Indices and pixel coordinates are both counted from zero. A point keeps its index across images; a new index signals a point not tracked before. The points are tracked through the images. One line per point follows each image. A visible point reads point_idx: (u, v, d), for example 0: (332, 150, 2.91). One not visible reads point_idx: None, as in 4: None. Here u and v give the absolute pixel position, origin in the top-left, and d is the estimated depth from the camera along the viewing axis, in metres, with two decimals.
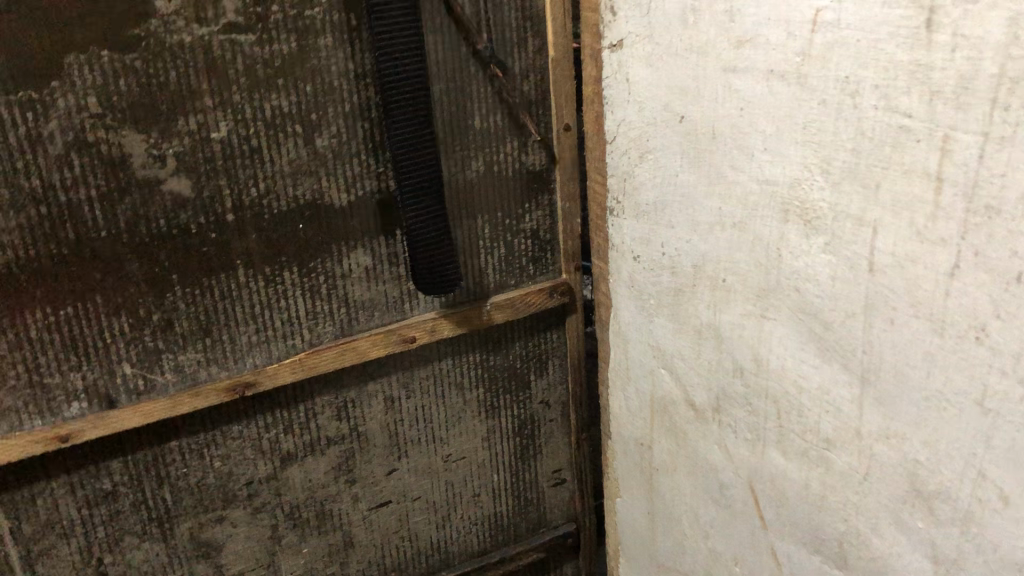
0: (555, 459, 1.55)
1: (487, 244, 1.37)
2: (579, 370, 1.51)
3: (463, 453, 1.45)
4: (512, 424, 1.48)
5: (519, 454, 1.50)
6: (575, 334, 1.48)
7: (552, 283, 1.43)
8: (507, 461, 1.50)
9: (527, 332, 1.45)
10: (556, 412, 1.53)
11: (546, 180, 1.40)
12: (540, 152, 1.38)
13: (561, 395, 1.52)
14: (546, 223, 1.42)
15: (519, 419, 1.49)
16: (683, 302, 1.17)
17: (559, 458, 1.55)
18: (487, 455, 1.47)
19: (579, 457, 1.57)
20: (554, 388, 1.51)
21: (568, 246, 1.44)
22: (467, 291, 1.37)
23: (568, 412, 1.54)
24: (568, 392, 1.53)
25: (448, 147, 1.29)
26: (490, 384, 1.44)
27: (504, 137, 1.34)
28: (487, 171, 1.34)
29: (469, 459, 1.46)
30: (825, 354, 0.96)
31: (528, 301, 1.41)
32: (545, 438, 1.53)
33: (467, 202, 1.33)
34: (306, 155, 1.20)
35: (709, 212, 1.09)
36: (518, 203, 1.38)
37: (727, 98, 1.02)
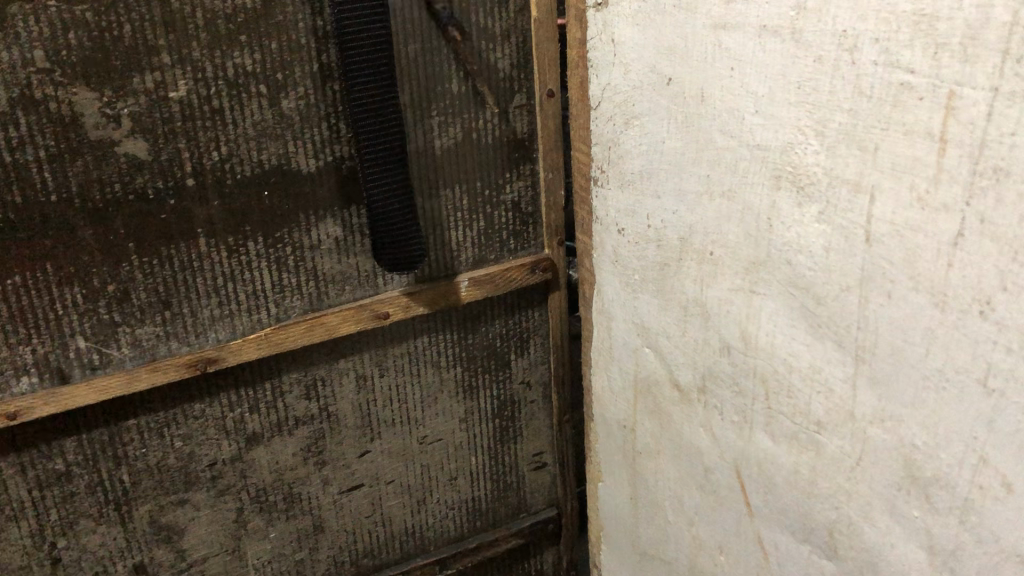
0: (536, 442, 1.49)
1: (465, 216, 1.30)
2: (562, 350, 1.45)
3: (439, 435, 1.39)
4: (491, 407, 1.42)
5: (499, 437, 1.44)
6: (557, 313, 1.42)
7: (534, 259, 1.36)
8: (485, 444, 1.43)
9: (508, 309, 1.38)
10: (538, 394, 1.47)
11: (529, 149, 1.34)
12: (522, 120, 1.32)
13: (543, 376, 1.46)
14: (528, 195, 1.36)
15: (499, 400, 1.42)
16: (669, 277, 1.11)
17: (541, 441, 1.49)
18: (465, 437, 1.41)
19: (561, 440, 1.51)
20: (535, 368, 1.45)
21: (551, 220, 1.37)
22: (443, 265, 1.31)
23: (549, 394, 1.48)
24: (550, 373, 1.46)
25: (423, 112, 1.22)
26: (467, 365, 1.38)
27: (484, 103, 1.27)
28: (464, 139, 1.27)
29: (445, 442, 1.40)
30: (818, 330, 0.90)
31: (508, 277, 1.34)
32: (526, 421, 1.46)
33: (443, 171, 1.27)
34: (271, 118, 1.13)
35: (697, 181, 1.03)
36: (498, 173, 1.31)
37: (717, 57, 0.95)
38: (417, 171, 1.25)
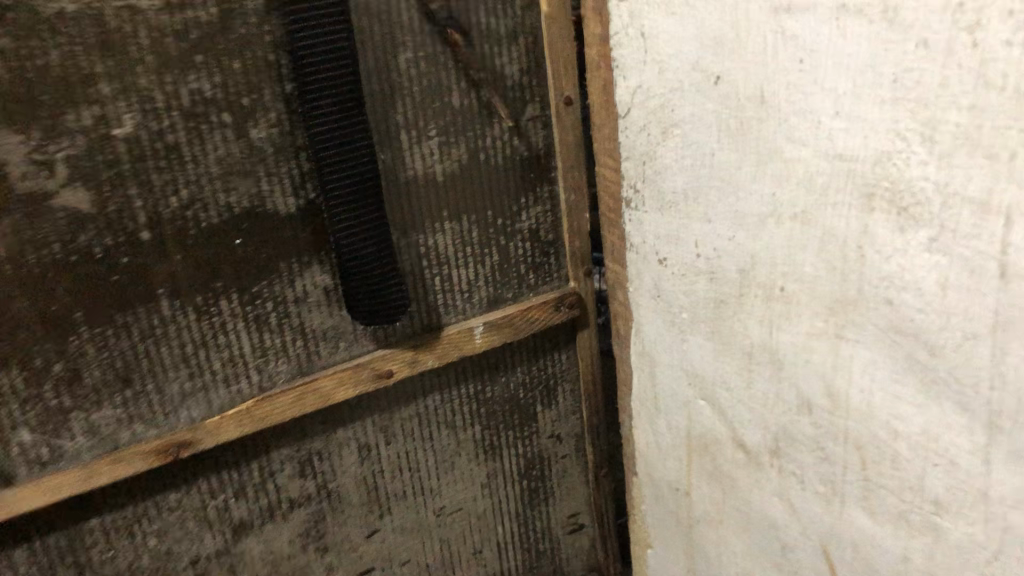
0: (571, 502, 1.30)
1: (475, 251, 1.12)
2: (595, 395, 1.27)
3: (459, 504, 1.20)
4: (516, 466, 1.24)
5: (527, 500, 1.26)
6: (587, 354, 1.24)
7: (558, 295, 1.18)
8: (512, 509, 1.25)
9: (530, 354, 1.20)
10: (570, 448, 1.28)
11: (546, 168, 1.15)
12: (536, 136, 1.13)
13: (575, 427, 1.28)
14: (547, 221, 1.17)
15: (526, 459, 1.24)
16: (726, 317, 0.92)
17: (577, 501, 1.31)
18: (488, 505, 1.23)
19: (599, 498, 1.32)
20: (565, 420, 1.27)
21: (576, 248, 1.19)
22: (453, 308, 1.13)
23: (584, 447, 1.29)
24: (582, 424, 1.28)
25: (421, 133, 1.04)
26: (486, 421, 1.19)
27: (491, 117, 1.09)
28: (470, 161, 1.09)
29: (466, 512, 1.21)
30: (931, 389, 0.71)
31: (529, 318, 1.16)
32: (558, 479, 1.28)
33: (448, 200, 1.08)
34: (239, 151, 0.95)
35: (759, 201, 0.84)
36: (511, 198, 1.13)
37: (781, 47, 0.77)
38: (417, 203, 1.06)
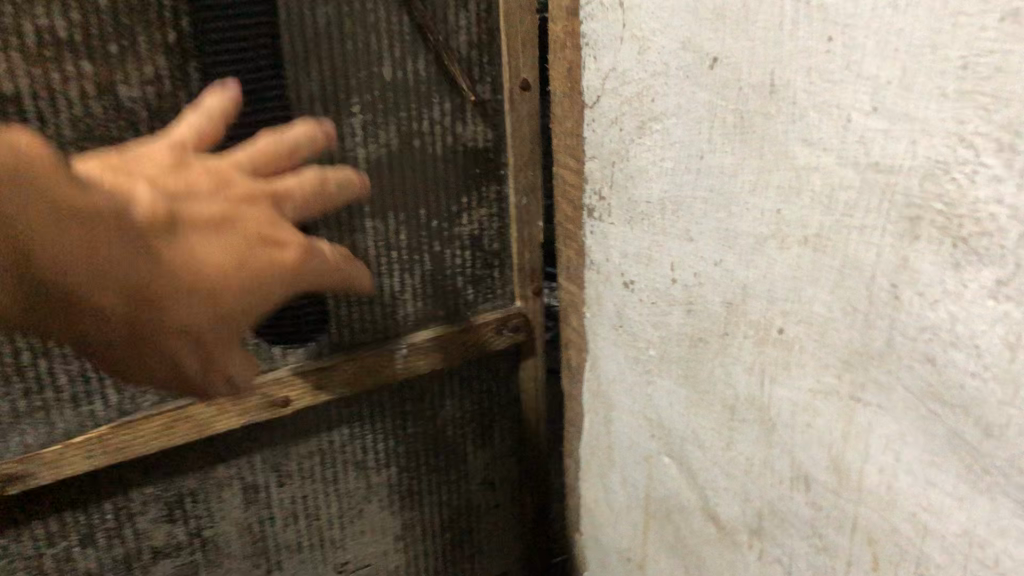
0: (495, 553, 1.25)
1: (404, 259, 1.00)
2: (532, 437, 1.19)
3: (365, 547, 1.12)
4: (430, 509, 1.16)
5: (446, 550, 1.20)
6: (534, 390, 1.16)
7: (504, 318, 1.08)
8: (424, 552, 1.18)
9: (464, 388, 1.11)
10: (501, 497, 1.22)
11: (495, 165, 1.03)
12: (478, 119, 0.99)
13: (508, 475, 1.21)
14: (491, 226, 1.05)
15: (448, 505, 1.17)
16: (704, 360, 0.73)
17: (500, 552, 1.26)
18: (398, 554, 1.15)
19: (528, 547, 1.28)
20: (495, 465, 1.19)
21: (525, 258, 1.07)
22: (379, 329, 1.01)
23: (515, 495, 1.23)
24: (518, 472, 1.22)
25: (343, 107, 0.90)
26: (409, 462, 1.11)
27: (430, 97, 0.95)
28: (399, 149, 0.95)
29: (373, 563, 1.13)
30: (981, 483, 0.53)
31: (466, 342, 1.06)
32: (482, 528, 1.22)
33: (379, 195, 0.95)
34: (100, 112, 0.81)
35: (757, 217, 0.66)
36: (449, 194, 1.00)
37: (801, 20, 0.59)
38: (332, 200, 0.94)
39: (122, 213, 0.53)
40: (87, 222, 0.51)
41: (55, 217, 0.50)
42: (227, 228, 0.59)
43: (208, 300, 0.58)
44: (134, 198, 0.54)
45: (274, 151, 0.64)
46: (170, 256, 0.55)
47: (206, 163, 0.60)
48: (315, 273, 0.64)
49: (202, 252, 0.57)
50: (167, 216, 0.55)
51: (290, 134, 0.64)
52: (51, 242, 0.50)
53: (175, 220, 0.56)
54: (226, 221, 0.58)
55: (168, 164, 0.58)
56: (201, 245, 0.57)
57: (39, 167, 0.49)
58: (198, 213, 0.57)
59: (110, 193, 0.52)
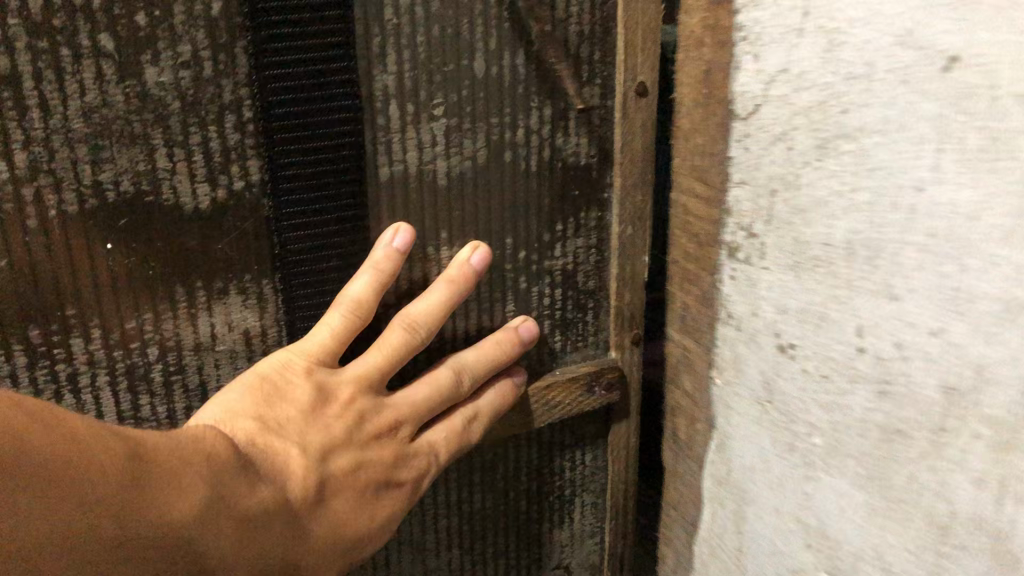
0: None
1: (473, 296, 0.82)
2: (621, 518, 0.99)
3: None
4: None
5: None
6: (621, 456, 0.96)
7: (596, 373, 0.89)
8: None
9: (538, 456, 0.93)
10: None
11: (593, 192, 0.85)
12: (583, 141, 0.82)
13: (584, 558, 1.01)
14: (589, 260, 0.87)
15: None
16: (903, 458, 0.55)
17: None
18: None
19: None
20: (575, 547, 1.00)
21: (624, 303, 0.88)
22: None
23: None
24: (597, 556, 1.01)
25: (422, 109, 0.73)
26: (467, 546, 0.92)
27: (527, 101, 0.78)
28: (487, 161, 0.78)
29: None
30: None
31: (549, 404, 0.87)
32: None
33: (452, 214, 0.78)
34: (123, 101, 0.62)
35: (1002, 276, 0.47)
36: (542, 235, 0.84)
37: None
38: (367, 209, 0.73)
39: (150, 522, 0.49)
40: (228, 497, 0.56)
41: (206, 523, 0.53)
42: (288, 518, 0.62)
43: (317, 548, 0.65)
44: (274, 464, 0.64)
45: (370, 379, 0.72)
46: (311, 543, 0.65)
47: (307, 445, 0.68)
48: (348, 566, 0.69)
49: (340, 514, 0.68)
50: (235, 526, 0.56)
51: (440, 297, 0.75)
52: (192, 532, 0.52)
53: (319, 482, 0.67)
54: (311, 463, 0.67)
55: (297, 411, 0.68)
56: (338, 505, 0.68)
57: (222, 471, 0.57)
58: (312, 445, 0.68)
59: (142, 496, 0.49)
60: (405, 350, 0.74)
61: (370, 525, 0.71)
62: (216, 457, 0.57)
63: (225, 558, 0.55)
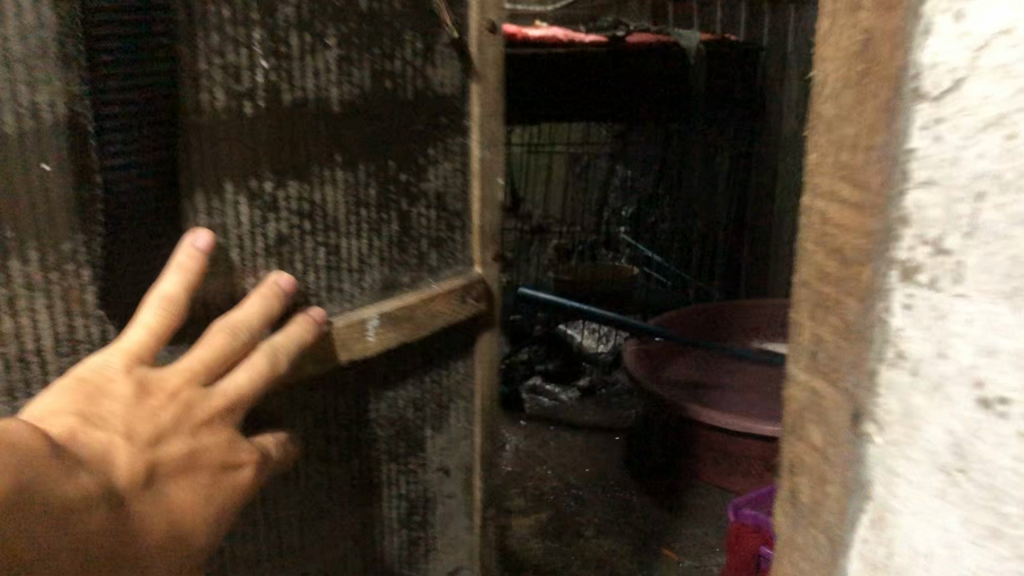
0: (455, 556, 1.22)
1: (372, 215, 0.95)
2: (489, 416, 1.16)
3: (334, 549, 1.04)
4: (382, 500, 1.10)
5: (406, 532, 1.14)
6: (490, 365, 1.14)
7: (468, 287, 1.06)
8: (383, 549, 1.12)
9: (421, 367, 1.08)
10: (458, 486, 1.18)
11: (455, 118, 1.02)
12: (446, 78, 1.00)
13: (463, 456, 1.17)
14: (454, 182, 1.04)
15: (408, 498, 1.13)
16: None
17: (460, 553, 1.22)
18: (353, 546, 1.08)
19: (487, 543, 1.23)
20: (454, 448, 1.16)
21: (488, 219, 1.07)
22: (347, 300, 0.94)
23: (471, 480, 1.19)
24: (472, 453, 1.18)
25: (318, 38, 0.85)
26: (365, 452, 1.05)
27: (402, 35, 0.93)
28: (373, 87, 0.92)
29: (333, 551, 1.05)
30: None
31: (432, 311, 1.01)
32: (441, 522, 1.18)
33: (343, 142, 0.90)
34: (54, 22, 0.65)
35: None
36: (417, 155, 0.99)
37: None
38: (279, 132, 0.84)
39: (41, 504, 0.55)
40: (80, 523, 0.58)
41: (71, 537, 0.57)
42: (200, 467, 0.70)
43: (197, 496, 0.69)
44: (100, 455, 0.62)
45: (238, 328, 0.76)
46: (200, 464, 0.70)
47: (192, 376, 0.71)
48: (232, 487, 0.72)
49: (202, 455, 0.70)
50: (142, 476, 0.64)
51: (254, 305, 0.79)
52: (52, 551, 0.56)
53: (159, 447, 0.66)
54: (167, 427, 0.68)
55: (120, 404, 0.66)
56: (200, 449, 0.70)
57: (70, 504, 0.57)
58: (155, 417, 0.67)
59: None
60: (268, 301, 0.80)
61: (226, 478, 0.72)
62: (61, 457, 0.58)
63: (196, 519, 0.68)
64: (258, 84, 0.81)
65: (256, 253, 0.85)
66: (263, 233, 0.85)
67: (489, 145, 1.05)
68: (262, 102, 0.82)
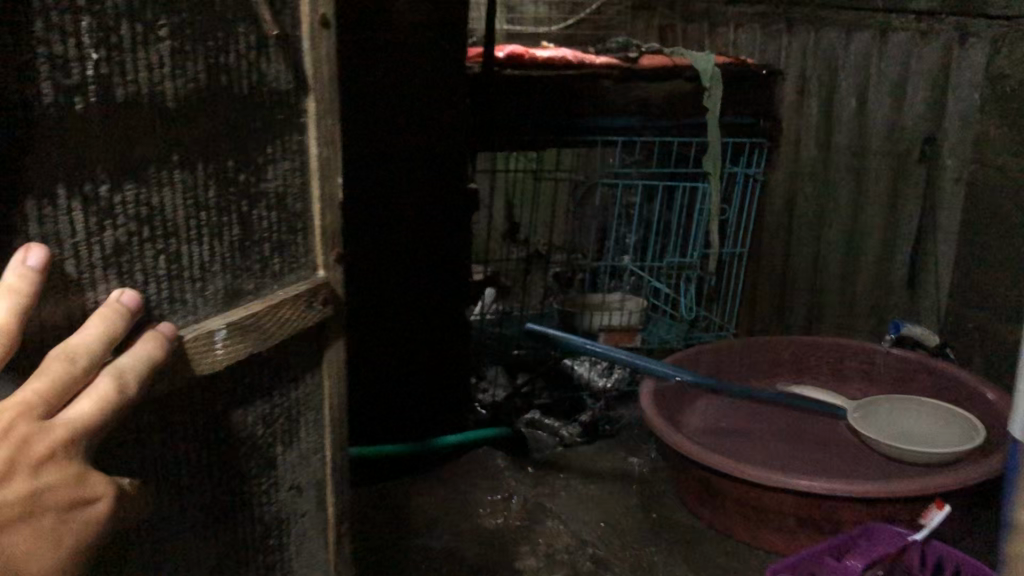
0: (305, 561, 1.40)
1: (209, 213, 1.08)
2: (337, 416, 1.37)
3: (198, 540, 1.19)
4: (263, 501, 1.29)
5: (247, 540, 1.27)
6: (337, 377, 1.35)
7: (314, 294, 1.24)
8: (237, 542, 1.25)
9: (269, 383, 1.25)
10: (308, 501, 1.37)
11: (293, 116, 1.17)
12: (279, 71, 1.13)
13: (316, 470, 1.37)
14: (296, 176, 1.20)
15: (257, 522, 1.29)
16: None
17: (312, 559, 1.41)
18: (213, 548, 1.22)
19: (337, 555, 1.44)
20: (305, 463, 1.35)
21: (333, 221, 1.25)
22: (190, 313, 1.09)
23: (321, 493, 1.39)
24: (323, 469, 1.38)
25: (150, 29, 0.96)
26: (217, 463, 1.19)
27: (234, 25, 1.06)
28: (208, 80, 1.04)
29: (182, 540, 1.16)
30: None
31: (276, 316, 1.17)
32: (294, 544, 1.37)
33: (173, 139, 1.01)
34: None
35: None
36: (254, 159, 1.13)
37: None
38: (115, 131, 0.94)
39: None
40: None
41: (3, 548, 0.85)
42: (48, 501, 0.87)
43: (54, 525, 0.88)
44: None
45: (76, 354, 0.91)
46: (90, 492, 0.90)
47: (28, 410, 0.87)
48: (83, 519, 0.89)
49: (54, 492, 0.87)
50: None
51: (94, 331, 0.93)
52: None
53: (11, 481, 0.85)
54: (19, 465, 0.85)
55: None
56: (52, 486, 0.87)
57: None
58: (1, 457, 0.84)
59: None
60: (108, 321, 0.94)
61: (88, 493, 0.89)
62: None
63: (30, 547, 0.86)
64: (89, 77, 0.90)
65: (93, 263, 0.96)
66: (97, 243, 0.95)
67: (325, 142, 1.20)
68: (96, 99, 0.91)
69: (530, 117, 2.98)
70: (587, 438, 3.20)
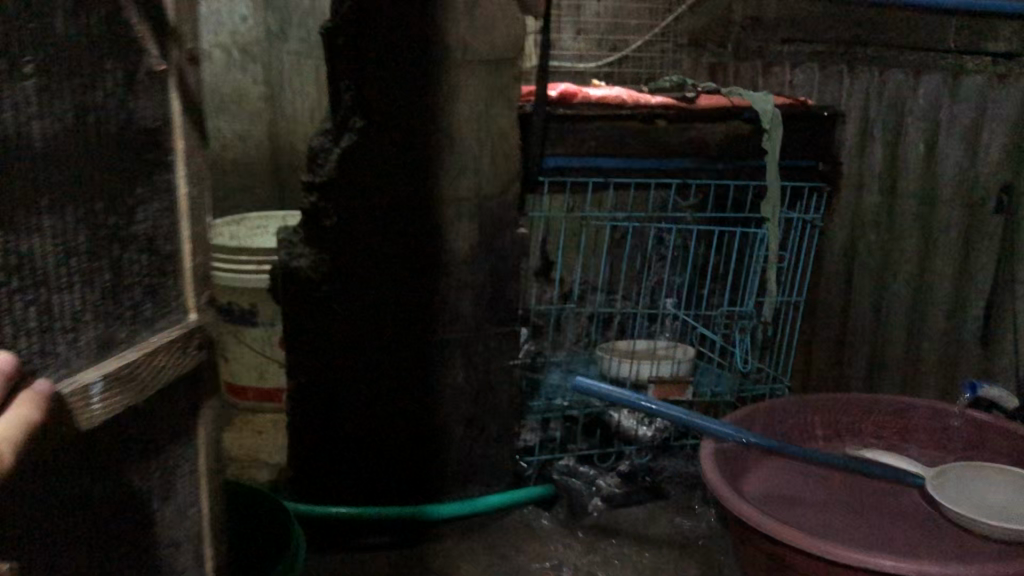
0: None
1: (92, 269, 1.12)
2: (206, 470, 1.43)
3: None
4: (139, 546, 1.28)
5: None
6: (209, 427, 1.42)
7: (186, 340, 1.31)
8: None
9: (149, 430, 1.28)
10: (178, 546, 1.38)
11: (161, 156, 1.25)
12: (148, 109, 1.21)
13: (192, 528, 1.41)
14: (162, 230, 1.26)
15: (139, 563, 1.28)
16: None
17: None
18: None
19: None
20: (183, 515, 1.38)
21: (189, 271, 1.33)
22: (60, 366, 1.08)
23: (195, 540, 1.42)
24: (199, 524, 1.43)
25: (13, 67, 0.96)
26: (94, 510, 1.16)
27: (89, 78, 1.09)
28: (77, 122, 1.07)
29: None
30: None
31: (156, 366, 1.23)
32: None
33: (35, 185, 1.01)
34: None
35: None
36: (127, 201, 1.18)
37: None
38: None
39: None
40: None
41: None
42: None
43: None
44: None
45: None
46: None
47: None
48: None
49: None
50: None
51: None
52: None
53: None
54: None
55: None
56: None
57: None
58: None
59: None
60: None
61: None
62: None
63: None
64: None
65: None
66: None
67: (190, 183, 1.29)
68: None
69: (597, 161, 2.86)
70: (627, 489, 3.02)
